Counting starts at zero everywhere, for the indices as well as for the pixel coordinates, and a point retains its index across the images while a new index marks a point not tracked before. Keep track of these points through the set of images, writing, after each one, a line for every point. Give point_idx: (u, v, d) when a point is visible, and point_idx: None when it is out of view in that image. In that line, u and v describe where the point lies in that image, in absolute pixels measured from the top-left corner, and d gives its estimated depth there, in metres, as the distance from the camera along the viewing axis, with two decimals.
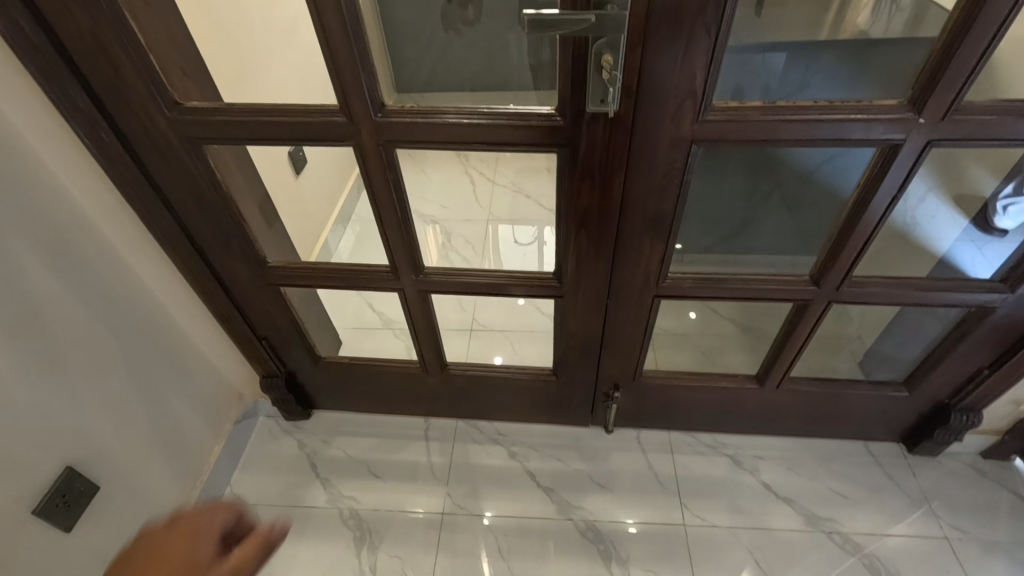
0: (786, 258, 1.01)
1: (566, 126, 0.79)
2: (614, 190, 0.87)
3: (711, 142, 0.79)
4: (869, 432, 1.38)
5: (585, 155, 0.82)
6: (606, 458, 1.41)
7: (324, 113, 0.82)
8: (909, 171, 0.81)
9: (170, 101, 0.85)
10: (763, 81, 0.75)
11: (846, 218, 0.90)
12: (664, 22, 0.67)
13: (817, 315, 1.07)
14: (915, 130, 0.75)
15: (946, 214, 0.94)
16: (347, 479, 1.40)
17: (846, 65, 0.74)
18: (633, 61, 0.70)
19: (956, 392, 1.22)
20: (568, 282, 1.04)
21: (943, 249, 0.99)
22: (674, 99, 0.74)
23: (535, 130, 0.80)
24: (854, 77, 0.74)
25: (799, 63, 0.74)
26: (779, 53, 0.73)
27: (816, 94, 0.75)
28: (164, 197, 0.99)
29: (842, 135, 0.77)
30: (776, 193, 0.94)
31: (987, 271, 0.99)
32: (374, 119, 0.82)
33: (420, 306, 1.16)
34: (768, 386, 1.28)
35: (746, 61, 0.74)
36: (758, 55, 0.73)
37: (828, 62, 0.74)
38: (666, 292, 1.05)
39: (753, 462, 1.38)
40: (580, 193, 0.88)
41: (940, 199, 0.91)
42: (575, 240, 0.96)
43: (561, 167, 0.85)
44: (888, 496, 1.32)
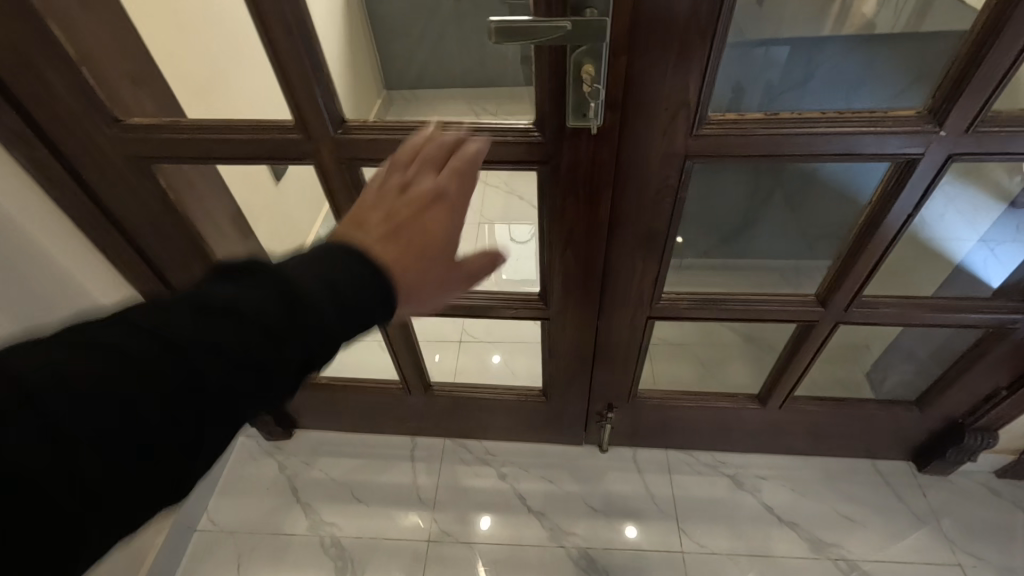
0: (789, 263, 0.94)
1: (546, 142, 0.71)
2: (601, 210, 0.79)
3: (706, 158, 0.72)
4: (878, 450, 1.31)
5: (568, 173, 0.74)
6: (600, 479, 1.34)
7: (280, 129, 0.75)
8: (928, 187, 0.73)
9: (110, 117, 0.78)
10: (766, 79, 0.67)
11: (856, 236, 0.82)
12: (651, 26, 0.59)
13: (822, 335, 1.00)
14: (934, 144, 0.67)
15: (964, 220, 0.85)
16: (330, 504, 1.34)
17: (856, 64, 0.67)
18: (619, 71, 0.62)
19: (970, 411, 1.15)
20: (555, 305, 0.97)
21: (958, 256, 0.91)
22: (665, 111, 0.66)
23: (513, 146, 0.72)
24: (866, 83, 0.67)
25: (803, 66, 0.67)
26: (783, 44, 0.65)
27: (825, 99, 0.68)
28: (116, 219, 0.92)
29: (853, 149, 0.69)
30: (780, 192, 0.83)
31: (999, 273, 0.92)
32: (334, 135, 0.74)
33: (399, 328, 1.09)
34: (771, 406, 1.21)
35: (745, 61, 0.66)
36: (761, 49, 0.65)
37: (841, 56, 0.67)
38: (661, 314, 0.98)
39: (755, 483, 1.32)
40: (565, 213, 0.80)
41: (960, 207, 0.82)
42: (561, 261, 0.88)
43: (542, 186, 0.78)
44: (897, 519, 1.25)
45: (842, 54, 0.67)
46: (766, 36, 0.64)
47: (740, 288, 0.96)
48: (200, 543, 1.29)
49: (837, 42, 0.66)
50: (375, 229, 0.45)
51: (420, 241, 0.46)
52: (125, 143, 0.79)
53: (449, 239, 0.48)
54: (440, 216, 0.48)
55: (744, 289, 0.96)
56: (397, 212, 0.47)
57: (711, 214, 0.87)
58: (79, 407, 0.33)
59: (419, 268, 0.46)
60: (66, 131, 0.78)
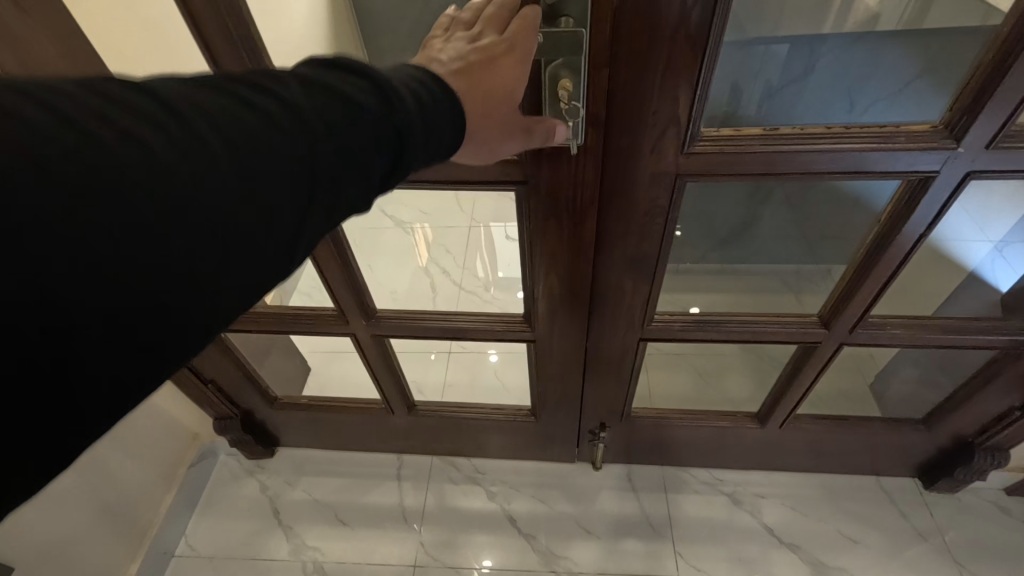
0: (789, 264, 0.86)
1: (523, 161, 0.65)
2: (586, 233, 0.73)
3: (700, 176, 0.66)
4: (883, 466, 1.26)
5: (549, 194, 0.68)
6: (594, 498, 1.29)
7: None
8: (943, 205, 0.67)
9: None
10: (763, 82, 0.59)
11: (862, 257, 0.76)
12: (632, 34, 0.52)
13: (825, 357, 0.94)
14: (950, 161, 0.61)
15: (987, 228, 0.76)
16: (312, 527, 1.29)
17: (858, 58, 0.59)
18: (600, 84, 0.56)
19: (981, 430, 1.09)
20: (541, 327, 0.91)
21: (973, 263, 0.82)
22: (654, 127, 0.60)
23: (486, 165, 0.66)
24: (877, 87, 0.59)
25: (804, 64, 0.59)
26: (783, 43, 0.57)
27: (827, 114, 0.61)
28: None
29: (860, 167, 0.63)
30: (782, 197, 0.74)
31: (1007, 278, 0.85)
32: None
33: (377, 349, 1.04)
34: (771, 425, 1.16)
35: (739, 63, 0.58)
36: (760, 48, 0.57)
37: (846, 52, 0.59)
38: (654, 335, 0.92)
39: (754, 502, 1.27)
40: (547, 235, 0.74)
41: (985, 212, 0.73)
42: (546, 284, 0.82)
43: (521, 207, 0.72)
44: (902, 539, 1.20)
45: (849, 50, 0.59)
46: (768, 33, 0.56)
47: (739, 311, 0.90)
48: (177, 568, 1.25)
49: (843, 39, 0.58)
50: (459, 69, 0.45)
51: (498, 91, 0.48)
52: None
53: (518, 81, 0.49)
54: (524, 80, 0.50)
55: (742, 312, 0.90)
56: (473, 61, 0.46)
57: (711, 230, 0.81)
58: (191, 163, 0.29)
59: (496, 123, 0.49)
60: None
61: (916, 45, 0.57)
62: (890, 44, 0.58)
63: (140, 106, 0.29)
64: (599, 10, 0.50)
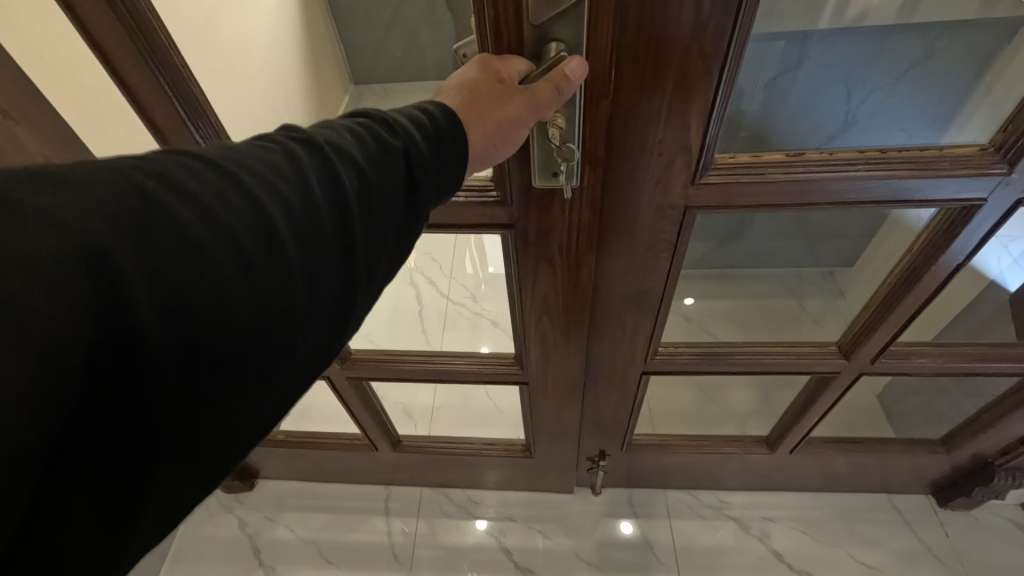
0: (788, 268, 0.76)
1: (509, 203, 0.57)
2: (582, 275, 0.64)
3: (713, 209, 0.58)
4: (896, 485, 1.20)
5: (539, 235, 0.60)
6: (594, 527, 1.22)
7: None
8: (985, 234, 0.60)
9: None
10: (765, 81, 0.49)
11: (889, 287, 0.69)
12: (633, 51, 0.44)
13: (843, 385, 0.87)
14: (1000, 188, 0.54)
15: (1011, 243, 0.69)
16: (296, 568, 1.21)
17: (859, 41, 0.48)
18: (598, 117, 0.47)
19: (1002, 451, 1.04)
20: (532, 366, 0.84)
21: (995, 275, 0.75)
22: (660, 156, 0.52)
23: (466, 207, 0.58)
24: (876, 76, 0.50)
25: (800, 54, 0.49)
26: (777, 40, 0.47)
27: (833, 121, 0.52)
28: None
29: (897, 194, 0.55)
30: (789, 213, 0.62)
31: None
32: None
33: (355, 393, 0.98)
34: (780, 450, 1.10)
35: (748, 68, 0.48)
36: (760, 45, 0.46)
37: (846, 42, 0.48)
38: (656, 369, 0.85)
39: (762, 526, 1.21)
40: (539, 278, 0.66)
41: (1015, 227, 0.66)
42: (538, 327, 0.74)
43: (508, 251, 0.64)
44: (917, 562, 1.15)
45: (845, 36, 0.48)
46: (765, 29, 0.45)
47: (748, 339, 0.82)
48: None
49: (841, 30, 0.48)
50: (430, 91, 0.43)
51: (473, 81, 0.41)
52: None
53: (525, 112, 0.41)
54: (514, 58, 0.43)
55: (751, 340, 0.83)
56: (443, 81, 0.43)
57: (725, 245, 0.70)
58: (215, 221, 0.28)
59: (488, 100, 0.41)
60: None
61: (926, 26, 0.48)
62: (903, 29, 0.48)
63: (192, 162, 0.29)
64: (598, 41, 0.42)
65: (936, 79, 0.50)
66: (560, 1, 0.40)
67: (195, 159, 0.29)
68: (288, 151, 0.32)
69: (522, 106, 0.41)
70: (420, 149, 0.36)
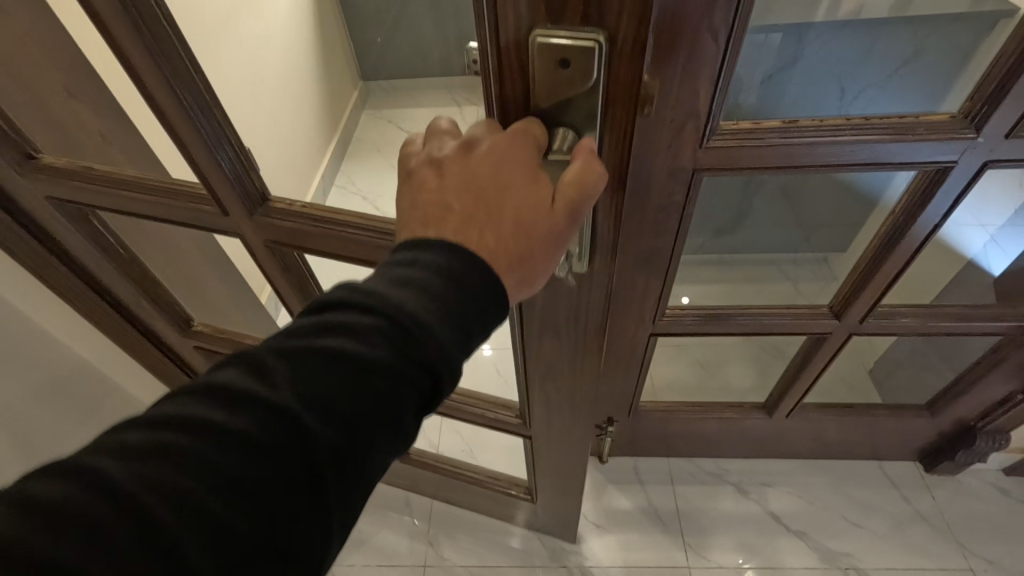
0: (787, 255, 0.90)
1: None
2: (593, 345, 0.70)
3: (716, 171, 0.65)
4: (886, 452, 1.27)
5: (544, 315, 0.67)
6: (602, 493, 1.30)
7: (190, 197, 0.71)
8: (959, 195, 0.67)
9: (24, 155, 0.73)
10: (764, 74, 0.58)
11: (875, 248, 0.76)
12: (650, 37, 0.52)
13: (834, 347, 0.95)
14: (971, 148, 0.61)
15: (981, 228, 0.81)
16: None
17: (851, 45, 0.60)
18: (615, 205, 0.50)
19: (983, 414, 1.12)
20: (539, 418, 0.90)
21: (972, 256, 0.87)
22: (672, 122, 0.60)
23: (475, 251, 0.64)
24: (871, 74, 0.60)
25: (795, 51, 0.59)
26: (774, 32, 0.56)
27: (824, 98, 0.61)
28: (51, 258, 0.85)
29: (880, 158, 0.63)
30: (775, 187, 0.74)
31: (1002, 263, 0.89)
32: (255, 213, 0.71)
33: None
34: (777, 416, 1.17)
35: (753, 56, 0.56)
36: (761, 35, 0.55)
37: (835, 37, 0.60)
38: (663, 330, 0.92)
39: (761, 491, 1.28)
40: (544, 345, 0.72)
41: (984, 214, 0.78)
42: (544, 385, 0.81)
43: (518, 323, 0.70)
44: (906, 522, 1.22)
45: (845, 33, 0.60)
46: (765, 22, 0.54)
47: (745, 301, 0.90)
48: None
49: (832, 26, 0.59)
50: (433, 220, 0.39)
51: (515, 219, 0.40)
52: (54, 164, 0.74)
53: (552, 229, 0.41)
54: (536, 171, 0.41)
55: (747, 301, 0.90)
56: (440, 195, 0.40)
57: (720, 237, 0.84)
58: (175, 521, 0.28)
59: (511, 216, 0.40)
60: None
61: (907, 30, 0.59)
62: (885, 28, 0.59)
63: (149, 444, 0.29)
64: (616, 120, 0.44)
65: (925, 75, 0.60)
66: (572, 86, 0.41)
67: (151, 436, 0.29)
68: (252, 395, 0.31)
69: (566, 230, 0.42)
70: (401, 344, 0.34)
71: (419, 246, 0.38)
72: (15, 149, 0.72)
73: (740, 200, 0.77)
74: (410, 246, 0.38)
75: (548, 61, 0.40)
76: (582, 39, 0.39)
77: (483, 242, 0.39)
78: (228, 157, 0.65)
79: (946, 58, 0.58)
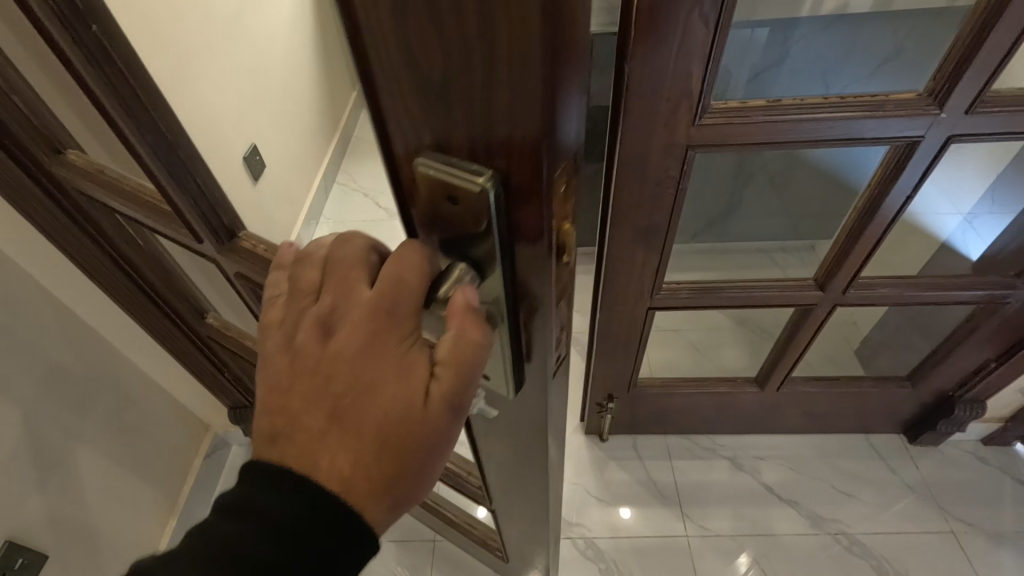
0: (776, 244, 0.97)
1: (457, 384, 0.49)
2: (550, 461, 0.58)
3: (708, 148, 0.72)
4: (871, 425, 1.34)
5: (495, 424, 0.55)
6: (603, 468, 1.36)
7: (167, 221, 0.67)
8: (927, 167, 0.75)
9: (53, 148, 0.72)
10: (752, 63, 0.68)
11: (854, 220, 0.84)
12: (653, 27, 0.60)
13: (820, 318, 1.02)
14: (935, 124, 0.69)
15: (946, 208, 0.91)
16: None
17: (839, 39, 0.68)
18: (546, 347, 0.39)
19: (961, 384, 1.19)
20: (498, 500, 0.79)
21: (944, 237, 0.96)
22: (668, 102, 0.67)
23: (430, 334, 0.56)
24: (852, 70, 0.69)
25: (780, 52, 0.68)
26: (761, 27, 0.65)
27: (808, 81, 0.69)
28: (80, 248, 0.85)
29: (854, 133, 0.70)
30: (762, 171, 0.84)
31: (978, 246, 0.98)
32: (220, 245, 0.64)
33: None
34: (769, 388, 1.23)
35: (741, 46, 0.66)
36: (747, 30, 0.65)
37: (824, 33, 0.68)
38: (661, 304, 0.98)
39: (754, 464, 1.34)
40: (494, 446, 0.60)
41: (947, 193, 0.88)
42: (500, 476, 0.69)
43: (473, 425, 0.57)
44: (892, 491, 1.28)
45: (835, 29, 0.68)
46: (751, 17, 0.64)
47: (739, 275, 0.97)
48: None
49: (819, 21, 0.67)
50: (281, 434, 0.32)
51: (378, 425, 0.31)
52: (76, 161, 0.72)
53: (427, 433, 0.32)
54: (401, 356, 0.32)
55: (742, 275, 0.97)
56: (290, 404, 0.33)
57: (717, 225, 0.93)
58: None
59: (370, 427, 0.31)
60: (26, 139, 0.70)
61: (887, 25, 0.67)
62: (868, 22, 0.67)
63: None
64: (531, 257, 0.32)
65: (898, 69, 0.68)
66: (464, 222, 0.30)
67: None
68: None
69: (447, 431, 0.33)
70: None
71: (256, 490, 0.31)
72: (43, 142, 0.71)
73: (731, 183, 0.86)
74: (236, 511, 0.31)
75: (435, 192, 0.29)
76: (471, 171, 0.27)
77: (333, 471, 0.31)
78: (192, 187, 0.59)
79: (918, 44, 0.66)
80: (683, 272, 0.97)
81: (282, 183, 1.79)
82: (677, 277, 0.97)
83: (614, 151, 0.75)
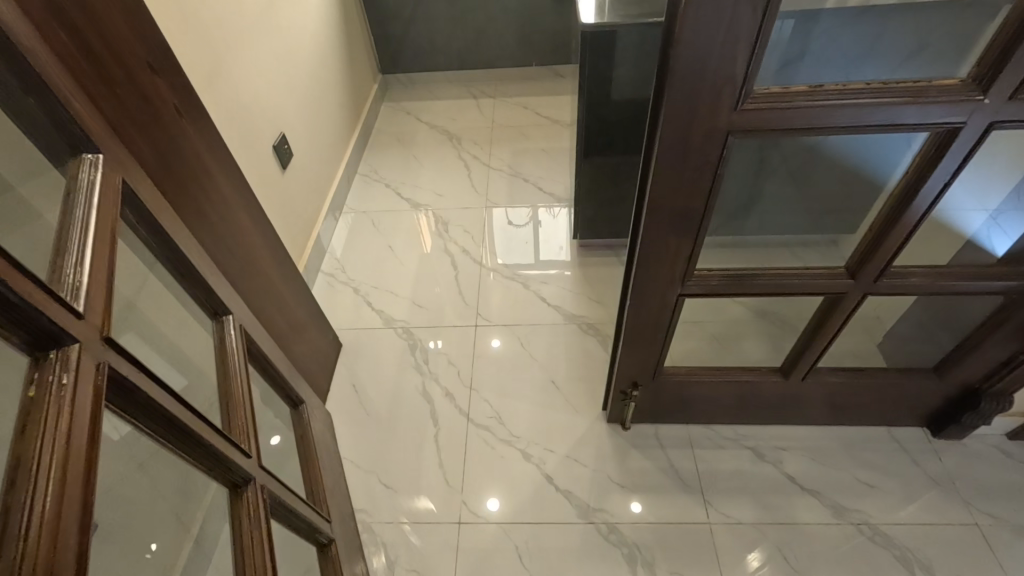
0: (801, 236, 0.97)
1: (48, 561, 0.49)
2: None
3: (748, 134, 0.74)
4: (894, 418, 1.35)
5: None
6: (624, 456, 1.37)
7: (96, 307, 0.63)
8: (963, 158, 0.76)
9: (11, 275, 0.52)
10: (786, 55, 0.69)
11: (887, 209, 0.85)
12: (700, 11, 0.61)
13: (850, 307, 1.03)
14: (978, 110, 0.70)
15: (979, 201, 0.91)
16: (361, 496, 1.37)
17: (864, 31, 0.68)
18: None
19: (987, 376, 1.19)
20: None
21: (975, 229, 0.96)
22: (711, 87, 0.68)
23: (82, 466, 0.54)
24: (885, 61, 0.69)
25: (804, 47, 0.69)
26: (790, 18, 0.66)
27: (839, 73, 0.70)
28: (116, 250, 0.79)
29: (895, 121, 0.72)
30: (785, 166, 0.86)
31: None
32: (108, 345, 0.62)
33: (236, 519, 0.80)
34: (792, 379, 1.24)
35: (776, 36, 0.67)
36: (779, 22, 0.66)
37: (851, 27, 0.68)
38: (691, 291, 0.99)
39: (776, 454, 1.35)
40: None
41: (981, 185, 0.88)
42: None
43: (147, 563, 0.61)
44: (916, 485, 1.29)
45: (864, 20, 0.68)
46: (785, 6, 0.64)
47: (771, 263, 0.97)
48: None
49: (844, 13, 0.68)
50: None
51: None
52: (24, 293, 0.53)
53: None
54: None
55: (773, 262, 0.97)
56: None
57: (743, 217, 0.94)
58: None
59: None
60: (32, 128, 0.66)
61: (916, 16, 0.67)
62: (892, 16, 0.68)
63: None
64: None
65: (933, 59, 0.69)
66: None
67: None
68: None
69: None
70: None
71: None
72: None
73: (758, 175, 0.87)
74: None
75: None
76: None
77: None
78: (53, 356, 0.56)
79: (948, 35, 0.67)
80: (715, 261, 0.97)
81: (307, 173, 1.81)
82: (708, 265, 0.98)
83: (653, 141, 0.77)
